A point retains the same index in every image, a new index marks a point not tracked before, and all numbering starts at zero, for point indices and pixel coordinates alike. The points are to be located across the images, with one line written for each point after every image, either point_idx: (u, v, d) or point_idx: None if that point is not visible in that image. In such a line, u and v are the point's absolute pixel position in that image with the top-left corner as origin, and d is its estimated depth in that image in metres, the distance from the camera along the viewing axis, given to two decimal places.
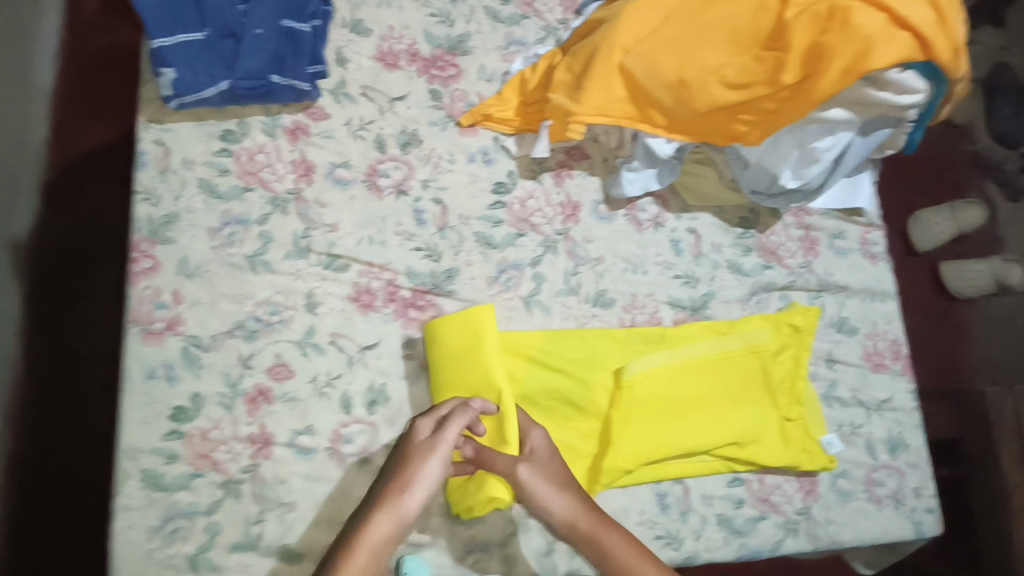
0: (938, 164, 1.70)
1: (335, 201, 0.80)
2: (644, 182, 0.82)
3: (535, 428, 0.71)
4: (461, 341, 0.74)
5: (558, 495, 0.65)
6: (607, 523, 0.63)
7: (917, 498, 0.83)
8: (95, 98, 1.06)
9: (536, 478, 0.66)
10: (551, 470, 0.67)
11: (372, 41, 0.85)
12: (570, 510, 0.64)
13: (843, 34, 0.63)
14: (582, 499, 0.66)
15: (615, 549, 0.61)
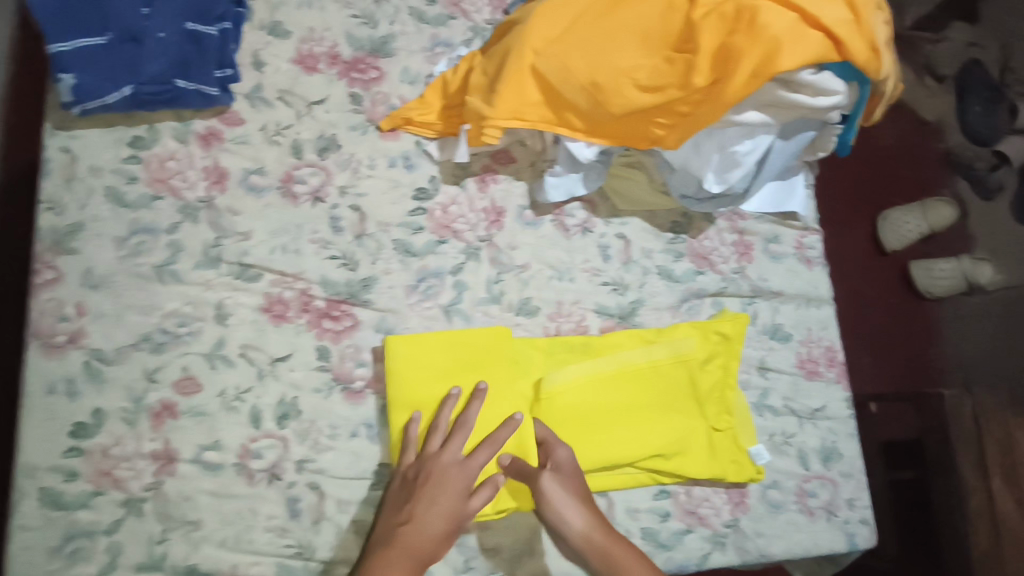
0: (901, 166, 1.70)
1: (248, 209, 0.77)
2: (568, 188, 0.80)
3: (561, 443, 0.73)
4: (403, 357, 0.73)
5: (575, 509, 0.69)
6: (621, 543, 0.68)
7: (850, 509, 0.81)
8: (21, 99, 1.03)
9: (559, 491, 0.70)
10: (570, 485, 0.70)
11: (291, 43, 0.82)
12: (587, 523, 0.69)
13: (749, 35, 0.62)
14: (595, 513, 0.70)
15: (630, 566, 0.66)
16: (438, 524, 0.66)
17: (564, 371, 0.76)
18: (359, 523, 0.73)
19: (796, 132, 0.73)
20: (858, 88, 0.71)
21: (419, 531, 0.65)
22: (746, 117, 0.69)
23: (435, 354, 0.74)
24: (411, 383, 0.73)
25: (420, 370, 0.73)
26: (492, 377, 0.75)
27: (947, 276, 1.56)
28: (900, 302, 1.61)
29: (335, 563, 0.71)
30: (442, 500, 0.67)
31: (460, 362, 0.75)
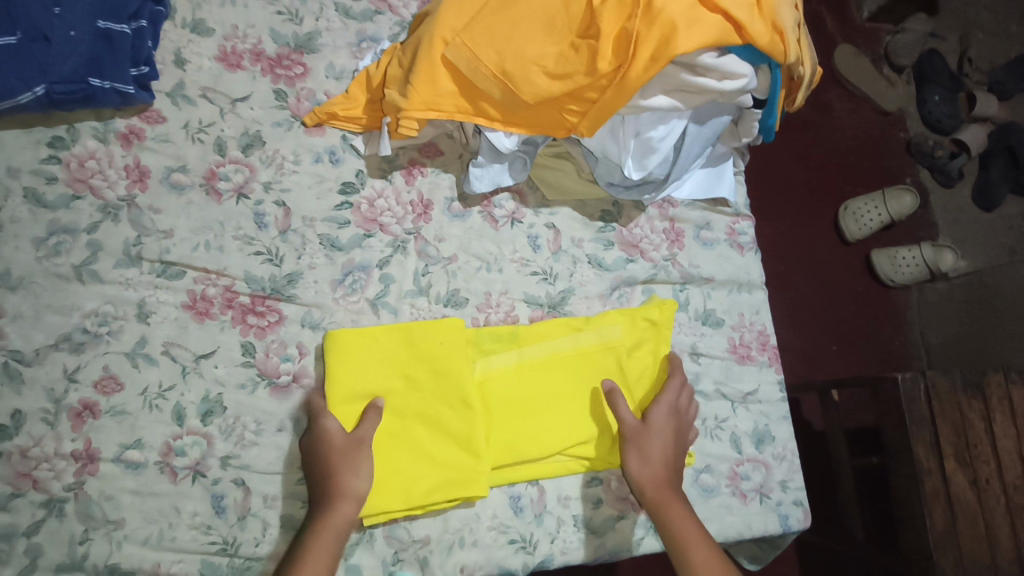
0: (859, 156, 1.71)
1: (170, 206, 0.77)
2: (493, 178, 0.80)
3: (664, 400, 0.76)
4: (342, 354, 0.72)
5: (649, 463, 0.73)
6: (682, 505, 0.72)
7: (784, 491, 0.81)
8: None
9: (644, 438, 0.74)
10: (652, 440, 0.74)
11: (213, 41, 0.83)
12: (656, 474, 0.72)
13: (646, 19, 0.63)
14: (666, 471, 0.73)
15: (674, 523, 0.70)
16: (340, 482, 0.67)
17: (492, 359, 0.76)
18: (285, 518, 0.72)
19: (710, 117, 0.74)
20: (770, 71, 0.71)
21: (326, 507, 0.66)
22: (654, 101, 0.69)
23: (362, 347, 0.74)
24: (339, 377, 0.72)
25: (349, 365, 0.72)
26: (421, 367, 0.74)
27: (910, 264, 1.57)
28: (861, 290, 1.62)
29: (260, 558, 0.71)
30: (341, 458, 0.68)
31: (386, 353, 0.74)
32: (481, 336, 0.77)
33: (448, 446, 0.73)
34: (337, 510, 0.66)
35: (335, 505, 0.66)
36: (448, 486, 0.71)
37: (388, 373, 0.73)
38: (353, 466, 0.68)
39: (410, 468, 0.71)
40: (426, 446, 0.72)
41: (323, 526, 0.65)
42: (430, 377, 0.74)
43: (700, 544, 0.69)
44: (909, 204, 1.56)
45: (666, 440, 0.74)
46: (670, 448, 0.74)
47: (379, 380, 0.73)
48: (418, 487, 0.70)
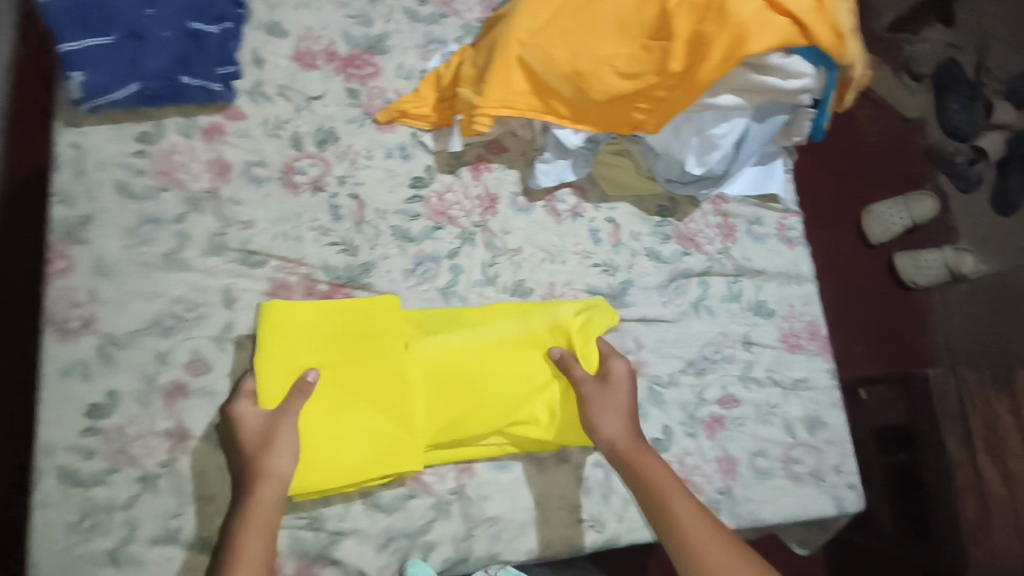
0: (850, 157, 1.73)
1: (251, 198, 0.81)
2: (557, 173, 0.84)
3: (616, 358, 0.79)
4: (283, 330, 0.73)
5: (613, 417, 0.75)
6: (652, 457, 0.73)
7: (837, 475, 0.85)
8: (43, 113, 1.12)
9: (601, 395, 0.76)
10: (611, 396, 0.76)
11: (289, 42, 0.86)
12: (619, 430, 0.74)
13: (718, 22, 0.66)
14: (630, 427, 0.75)
15: (648, 475, 0.71)
16: (259, 463, 0.66)
17: (436, 338, 0.77)
18: (366, 495, 0.75)
19: (769, 114, 0.77)
20: (827, 72, 0.74)
21: (252, 489, 0.65)
22: (720, 100, 0.73)
23: (298, 323, 0.74)
24: (273, 353, 0.72)
25: (285, 342, 0.73)
26: (359, 343, 0.75)
27: (932, 266, 1.60)
28: (882, 292, 1.65)
29: (344, 533, 0.74)
30: (254, 441, 0.68)
31: (329, 329, 0.75)
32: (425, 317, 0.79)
33: (383, 421, 0.74)
34: (259, 492, 0.65)
35: (257, 486, 0.65)
36: (378, 465, 0.72)
37: (326, 348, 0.74)
38: (270, 445, 0.67)
39: (344, 445, 0.72)
40: (363, 423, 0.73)
41: (250, 509, 0.64)
42: (367, 353, 0.75)
43: (675, 492, 0.69)
44: (932, 207, 1.62)
45: (625, 396, 0.76)
46: (630, 405, 0.77)
47: (316, 354, 0.74)
48: (353, 463, 0.71)
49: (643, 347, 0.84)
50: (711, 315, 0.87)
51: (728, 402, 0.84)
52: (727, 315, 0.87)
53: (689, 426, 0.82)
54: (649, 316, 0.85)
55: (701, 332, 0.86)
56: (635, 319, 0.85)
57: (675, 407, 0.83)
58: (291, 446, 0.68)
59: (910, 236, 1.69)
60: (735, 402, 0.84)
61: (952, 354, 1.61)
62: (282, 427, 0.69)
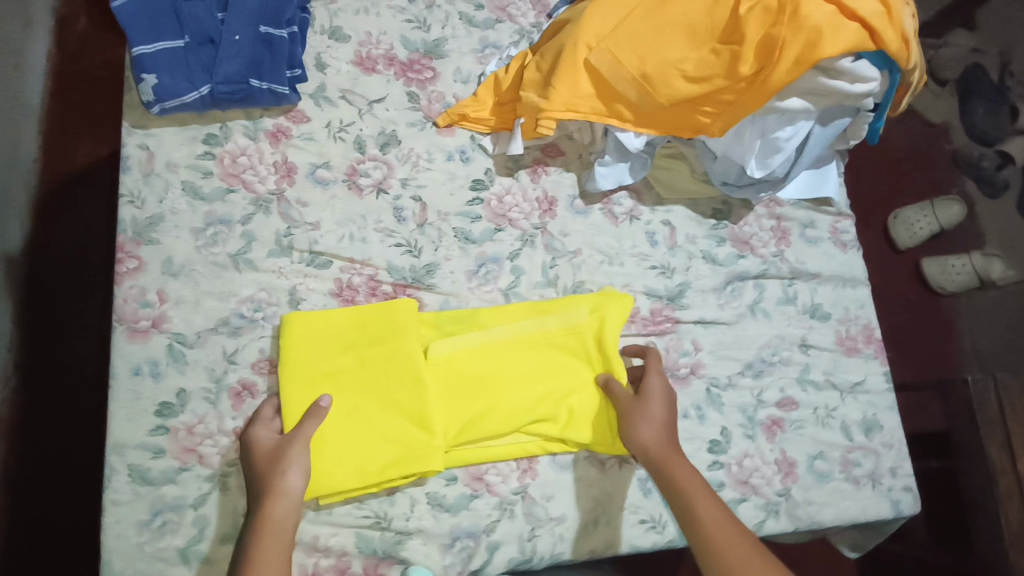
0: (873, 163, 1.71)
1: (316, 200, 0.82)
2: (616, 176, 0.85)
3: (656, 372, 0.77)
4: (302, 339, 0.74)
5: (650, 427, 0.73)
6: (686, 466, 0.70)
7: (895, 478, 0.84)
8: (101, 120, 1.17)
9: (639, 407, 0.74)
10: (650, 407, 0.74)
11: (350, 47, 0.88)
12: (654, 439, 0.72)
13: (792, 26, 0.67)
14: (667, 437, 0.73)
15: (682, 484, 0.69)
16: (270, 481, 0.65)
17: (450, 339, 0.77)
18: (431, 494, 0.75)
19: (833, 117, 0.77)
20: (889, 76, 0.75)
21: (266, 503, 0.64)
22: (790, 103, 0.73)
23: (316, 331, 0.75)
24: (293, 359, 0.74)
25: (304, 347, 0.74)
26: (374, 347, 0.75)
27: (960, 272, 1.57)
28: (910, 297, 1.61)
29: (410, 532, 0.74)
30: (266, 462, 0.67)
31: (344, 335, 0.75)
32: (445, 319, 0.79)
33: (400, 423, 0.73)
34: (271, 508, 0.64)
35: (267, 503, 0.64)
36: (393, 466, 0.71)
37: (342, 354, 0.74)
38: (282, 463, 0.66)
39: (360, 446, 0.72)
40: (378, 424, 0.73)
41: (261, 525, 0.63)
42: (381, 356, 0.75)
43: (709, 505, 0.67)
44: (959, 213, 1.58)
45: (663, 409, 0.74)
46: (668, 418, 0.74)
47: (334, 360, 0.74)
48: (369, 464, 0.71)
49: (701, 350, 0.85)
50: (767, 318, 0.87)
51: (787, 405, 0.84)
52: (783, 317, 0.88)
53: (747, 428, 0.83)
54: (706, 318, 0.86)
55: (758, 335, 0.86)
56: (692, 321, 0.85)
57: (734, 409, 0.83)
58: (302, 463, 0.67)
59: (936, 241, 1.65)
60: (793, 404, 0.85)
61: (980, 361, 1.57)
62: (293, 445, 0.68)
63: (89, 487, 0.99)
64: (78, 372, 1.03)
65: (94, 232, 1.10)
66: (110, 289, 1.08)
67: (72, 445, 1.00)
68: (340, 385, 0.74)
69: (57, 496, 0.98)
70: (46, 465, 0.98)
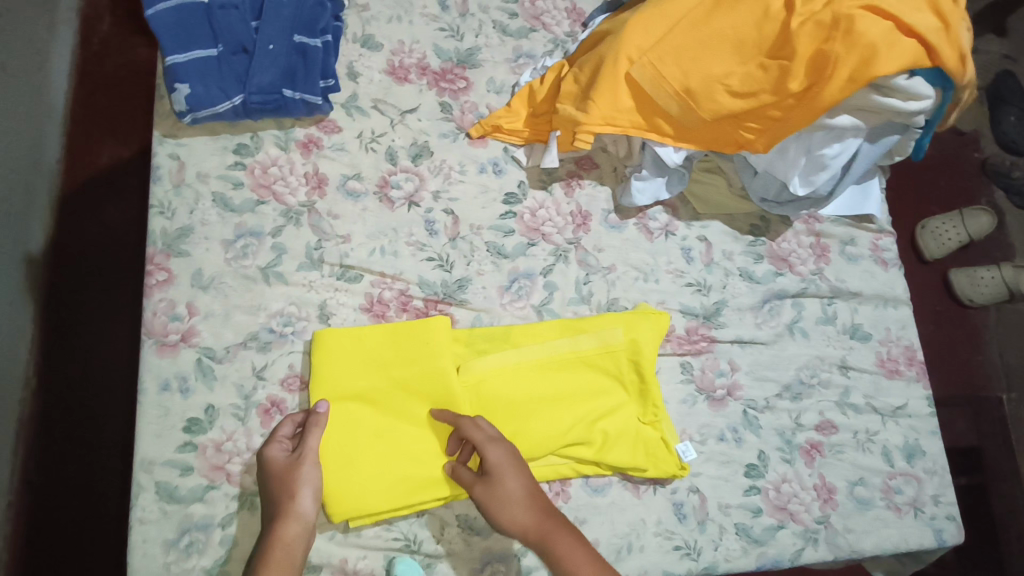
0: (907, 173, 1.65)
1: (347, 212, 0.80)
2: (653, 191, 0.83)
3: (490, 442, 0.68)
4: (334, 356, 0.72)
5: (514, 509, 0.67)
6: (565, 538, 0.66)
7: (937, 506, 0.82)
8: (123, 122, 1.16)
9: (490, 494, 0.67)
10: (505, 486, 0.67)
11: (382, 56, 0.87)
12: (523, 522, 0.67)
13: (846, 42, 0.65)
14: (535, 508, 0.67)
15: (565, 562, 0.64)
16: (281, 503, 0.64)
17: (484, 359, 0.75)
18: (461, 517, 0.73)
19: (884, 134, 0.74)
20: (941, 93, 0.73)
21: (278, 525, 0.63)
22: (839, 121, 0.71)
23: (348, 348, 0.73)
24: (328, 378, 0.72)
25: (337, 365, 0.72)
26: (406, 367, 0.73)
27: (988, 283, 1.48)
28: (937, 310, 1.52)
29: (439, 555, 0.72)
30: (276, 482, 0.66)
31: (377, 353, 0.73)
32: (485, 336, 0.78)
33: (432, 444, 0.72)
34: (283, 531, 0.63)
35: (278, 524, 0.63)
36: (424, 488, 0.70)
37: (375, 372, 0.73)
38: (292, 486, 0.65)
39: (392, 466, 0.70)
40: (410, 444, 0.72)
41: (271, 547, 0.62)
42: (414, 377, 0.73)
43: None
44: (988, 224, 1.51)
45: (519, 479, 0.68)
46: (527, 485, 0.68)
47: (366, 378, 0.73)
48: (398, 488, 0.70)
49: (738, 370, 0.82)
50: (806, 338, 0.85)
51: (826, 428, 0.82)
52: (822, 337, 0.85)
53: (785, 452, 0.80)
54: (743, 338, 0.83)
55: (796, 355, 0.84)
56: (729, 340, 0.83)
57: (772, 432, 0.81)
58: (314, 484, 0.66)
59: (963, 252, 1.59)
60: (832, 428, 0.82)
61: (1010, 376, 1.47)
62: (303, 466, 0.66)
63: (113, 494, 0.98)
64: (104, 376, 1.03)
65: (115, 236, 1.10)
66: (140, 294, 1.07)
67: (97, 451, 0.99)
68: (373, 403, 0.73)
69: (76, 504, 0.97)
70: (69, 470, 0.98)
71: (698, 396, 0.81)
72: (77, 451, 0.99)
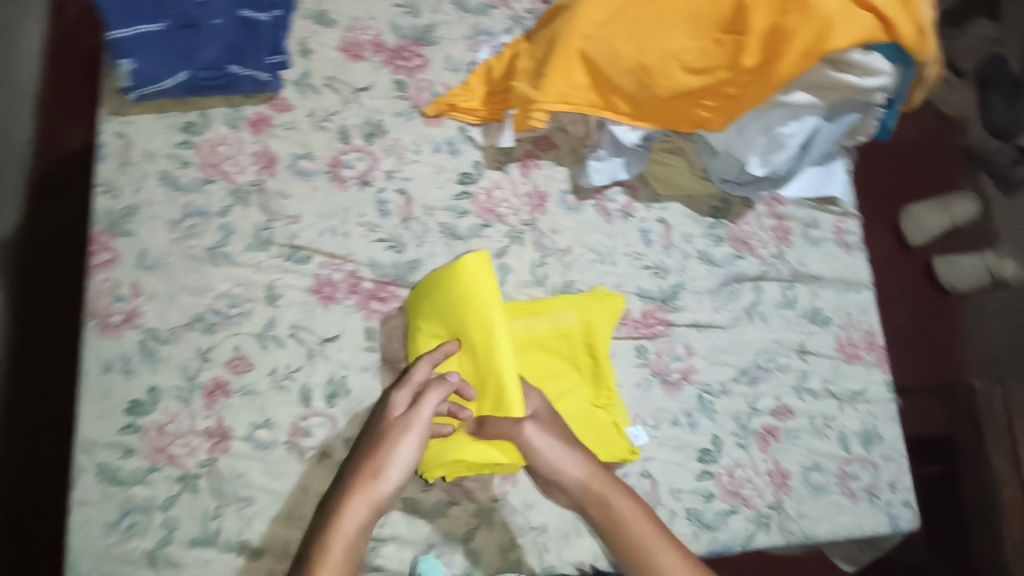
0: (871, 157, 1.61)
1: (298, 192, 0.79)
2: (611, 171, 0.82)
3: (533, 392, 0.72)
4: (465, 292, 0.70)
5: (570, 466, 0.69)
6: (624, 493, 0.67)
7: (892, 492, 0.81)
8: (75, 101, 1.11)
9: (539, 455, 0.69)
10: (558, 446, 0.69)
11: (336, 32, 0.85)
12: (580, 478, 0.69)
13: (801, 15, 0.62)
14: (590, 460, 0.70)
15: (627, 520, 0.65)
16: (365, 483, 0.62)
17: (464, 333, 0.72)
18: (408, 500, 0.73)
19: (842, 113, 0.72)
20: (902, 70, 0.70)
21: (348, 500, 0.61)
22: (794, 97, 0.69)
23: (484, 287, 0.70)
24: (479, 307, 0.70)
25: (481, 295, 0.70)
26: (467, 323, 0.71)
27: (970, 270, 1.46)
28: (914, 296, 1.52)
29: (385, 539, 0.71)
30: (382, 444, 0.64)
31: (474, 300, 0.70)
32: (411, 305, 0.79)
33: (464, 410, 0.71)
34: (348, 513, 0.60)
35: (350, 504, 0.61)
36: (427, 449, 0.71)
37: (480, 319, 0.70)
38: (385, 454, 0.63)
39: (493, 404, 0.70)
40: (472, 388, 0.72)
41: (335, 525, 0.60)
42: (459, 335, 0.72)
43: (656, 536, 0.64)
44: (971, 210, 1.50)
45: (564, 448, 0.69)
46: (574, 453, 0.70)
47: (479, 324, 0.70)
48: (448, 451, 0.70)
49: (694, 355, 0.81)
50: (764, 322, 0.84)
51: (782, 413, 0.81)
52: (781, 322, 0.84)
53: (740, 437, 0.80)
54: (700, 322, 0.82)
55: (755, 339, 0.83)
56: (686, 324, 0.82)
57: (727, 417, 0.80)
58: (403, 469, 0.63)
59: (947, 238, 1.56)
60: (789, 412, 0.82)
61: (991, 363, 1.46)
62: (404, 449, 0.64)
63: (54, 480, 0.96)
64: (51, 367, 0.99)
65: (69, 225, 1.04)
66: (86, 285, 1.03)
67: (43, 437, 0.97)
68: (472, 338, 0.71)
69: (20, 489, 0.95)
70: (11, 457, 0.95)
71: (653, 380, 0.80)
72: (32, 440, 0.96)
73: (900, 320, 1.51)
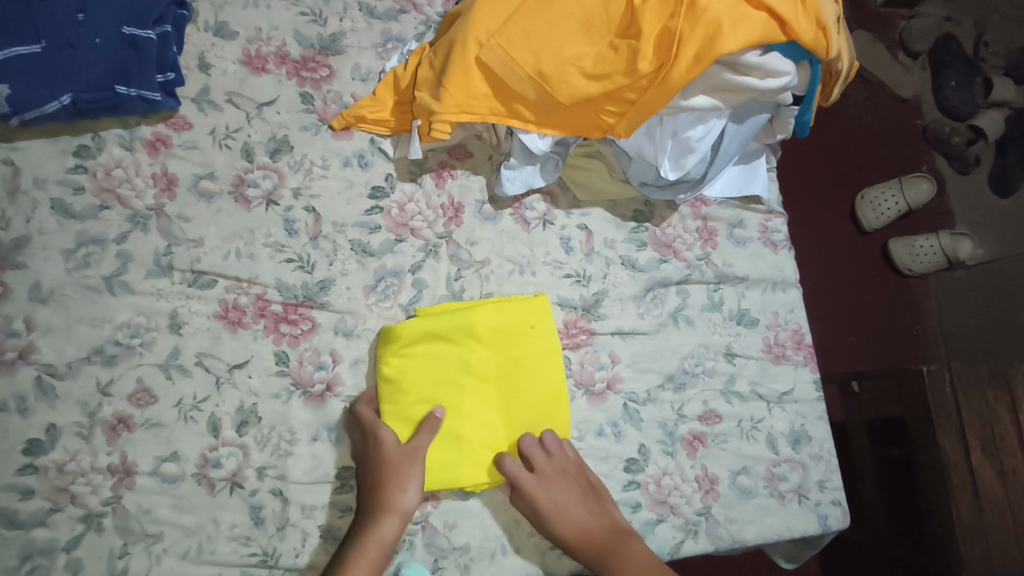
0: (796, 146, 1.56)
1: (200, 214, 0.76)
2: (525, 179, 0.78)
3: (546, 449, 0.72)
4: (521, 323, 0.75)
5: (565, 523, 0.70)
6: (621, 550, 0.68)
7: (821, 492, 0.81)
8: None
9: (541, 511, 0.70)
10: (553, 499, 0.70)
11: (237, 44, 0.82)
12: (575, 533, 0.70)
13: (690, 18, 0.62)
14: (588, 519, 0.71)
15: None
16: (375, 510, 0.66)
17: (481, 358, 0.73)
18: (324, 527, 0.71)
19: (747, 115, 0.73)
20: (809, 67, 0.69)
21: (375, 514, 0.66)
22: (695, 101, 0.68)
23: (544, 328, 0.75)
24: (540, 344, 0.75)
25: (541, 335, 0.75)
26: (516, 352, 0.74)
27: (928, 254, 1.43)
28: (875, 279, 1.48)
29: (301, 569, 0.70)
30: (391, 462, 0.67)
31: (535, 336, 0.75)
32: (399, 331, 0.72)
33: (492, 432, 0.73)
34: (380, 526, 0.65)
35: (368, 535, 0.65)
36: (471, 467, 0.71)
37: (544, 355, 0.75)
38: (400, 479, 0.67)
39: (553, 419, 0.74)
40: (523, 408, 0.74)
41: (358, 554, 0.63)
42: (507, 363, 0.74)
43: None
44: (925, 193, 1.43)
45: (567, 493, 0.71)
46: (575, 500, 0.71)
47: (537, 359, 0.74)
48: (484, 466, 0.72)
49: (619, 363, 0.80)
50: (690, 326, 0.83)
51: (709, 418, 0.80)
52: (707, 325, 0.83)
53: (667, 445, 0.78)
54: (624, 329, 0.81)
55: (681, 344, 0.82)
56: (610, 332, 0.80)
57: (653, 425, 0.78)
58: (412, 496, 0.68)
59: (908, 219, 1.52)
60: (716, 417, 0.80)
61: (947, 343, 1.45)
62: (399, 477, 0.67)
63: None
64: None
65: None
66: None
67: None
68: (532, 366, 0.74)
69: None
70: None
71: (576, 391, 0.78)
72: None
73: (860, 304, 1.47)
